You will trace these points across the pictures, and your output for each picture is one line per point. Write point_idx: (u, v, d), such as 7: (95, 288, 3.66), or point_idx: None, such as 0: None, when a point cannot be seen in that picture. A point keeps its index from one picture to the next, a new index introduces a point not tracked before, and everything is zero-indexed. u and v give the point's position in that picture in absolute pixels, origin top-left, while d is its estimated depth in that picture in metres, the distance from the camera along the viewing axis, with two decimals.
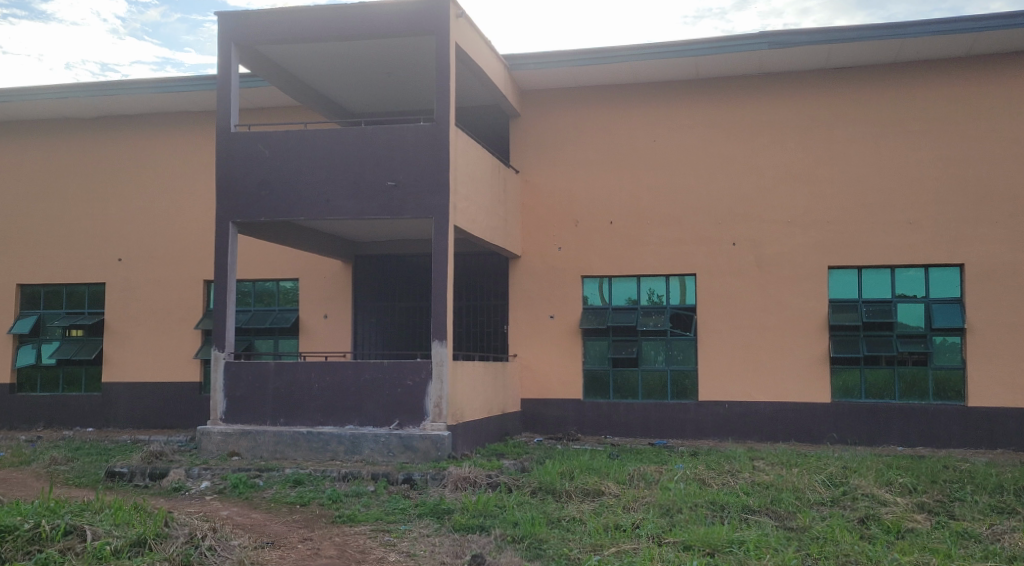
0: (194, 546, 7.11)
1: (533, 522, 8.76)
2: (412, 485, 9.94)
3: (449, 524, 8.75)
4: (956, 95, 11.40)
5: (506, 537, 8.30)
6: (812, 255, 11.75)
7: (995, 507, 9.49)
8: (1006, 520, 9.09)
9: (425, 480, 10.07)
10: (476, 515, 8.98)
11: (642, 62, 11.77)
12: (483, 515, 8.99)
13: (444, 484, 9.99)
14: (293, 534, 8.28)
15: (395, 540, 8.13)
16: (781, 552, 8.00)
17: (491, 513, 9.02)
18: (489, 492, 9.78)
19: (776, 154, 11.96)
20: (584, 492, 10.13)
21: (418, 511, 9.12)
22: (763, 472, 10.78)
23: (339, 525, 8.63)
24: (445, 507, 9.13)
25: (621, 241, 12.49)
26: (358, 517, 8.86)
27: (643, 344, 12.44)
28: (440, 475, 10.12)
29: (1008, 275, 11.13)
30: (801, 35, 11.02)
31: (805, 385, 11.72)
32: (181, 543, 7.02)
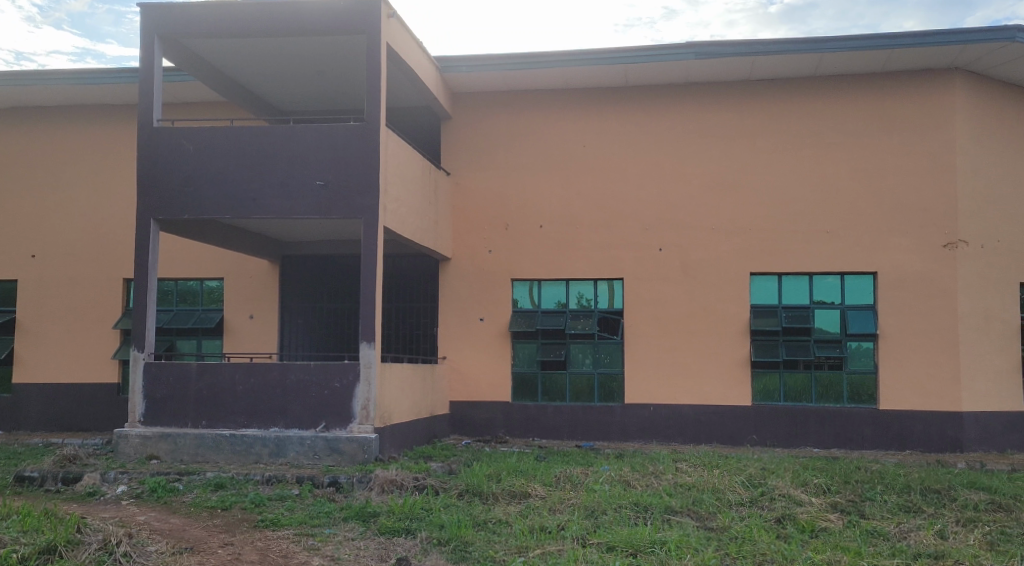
0: (107, 553, 7.02)
1: (459, 525, 8.76)
2: (338, 488, 9.85)
3: (374, 527, 8.69)
4: (873, 108, 11.78)
5: (432, 540, 8.29)
6: (735, 261, 12.03)
7: (903, 507, 9.88)
8: (913, 519, 9.47)
9: (351, 483, 10.00)
10: (402, 518, 8.94)
11: (573, 68, 11.89)
12: (409, 518, 8.96)
13: (371, 487, 9.93)
14: (213, 539, 8.11)
15: (318, 544, 8.04)
16: (701, 552, 8.16)
17: (417, 516, 8.99)
18: (415, 495, 9.74)
19: (701, 162, 12.22)
20: (512, 494, 10.19)
21: (343, 514, 9.03)
22: (686, 473, 11.00)
23: (262, 530, 8.49)
24: (370, 509, 9.07)
25: (551, 245, 12.58)
26: (281, 521, 8.72)
27: (572, 347, 12.55)
28: (367, 478, 10.05)
29: (920, 284, 11.54)
30: (725, 47, 11.29)
31: (726, 388, 12.01)
32: (93, 549, 6.95)
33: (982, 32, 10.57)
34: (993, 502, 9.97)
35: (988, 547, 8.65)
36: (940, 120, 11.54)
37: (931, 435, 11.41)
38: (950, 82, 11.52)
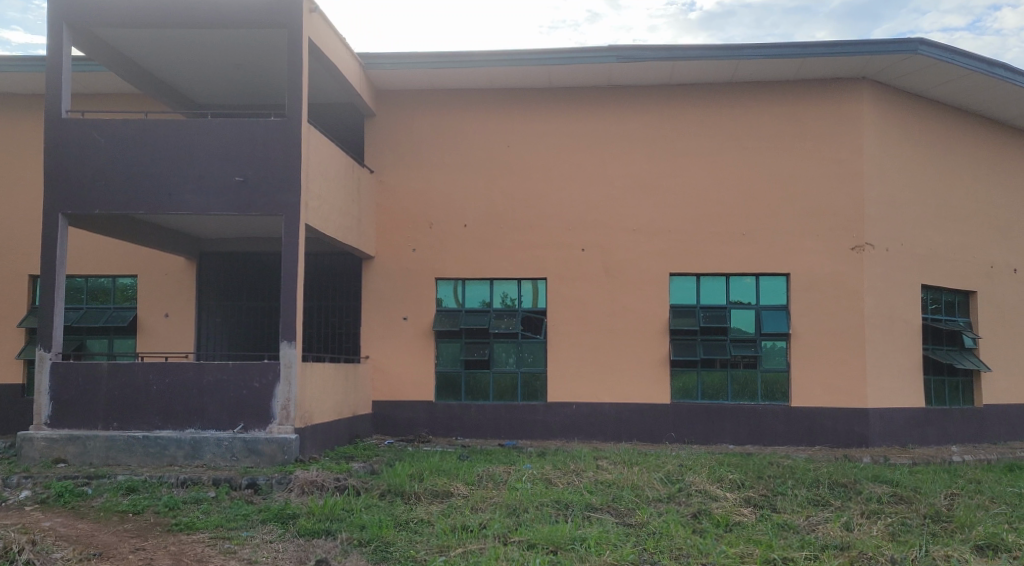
0: (8, 561, 6.86)
1: (379, 526, 8.70)
2: (255, 490, 9.67)
3: (293, 528, 8.56)
4: (787, 114, 12.14)
5: (353, 541, 8.22)
6: (655, 262, 12.25)
7: (812, 500, 10.22)
8: (821, 512, 9.81)
9: (270, 484, 9.83)
10: (321, 520, 8.82)
11: (497, 68, 11.92)
12: (329, 519, 8.84)
13: (290, 489, 9.78)
14: (124, 544, 7.86)
15: (233, 547, 7.88)
16: (620, 548, 8.29)
17: (337, 517, 8.88)
18: (336, 496, 9.62)
19: (623, 164, 12.40)
20: (434, 494, 10.16)
21: (261, 516, 8.86)
22: (606, 470, 11.16)
23: (175, 534, 8.26)
24: (288, 511, 8.93)
25: (475, 244, 12.60)
26: (196, 524, 8.50)
27: (495, 346, 12.58)
28: (286, 478, 9.90)
29: (829, 285, 11.89)
30: (646, 52, 11.48)
31: (646, 387, 12.22)
32: None
33: (887, 44, 10.99)
34: (895, 494, 10.42)
35: (889, 537, 9.03)
36: (849, 127, 11.95)
37: (839, 430, 11.78)
38: (859, 90, 11.94)
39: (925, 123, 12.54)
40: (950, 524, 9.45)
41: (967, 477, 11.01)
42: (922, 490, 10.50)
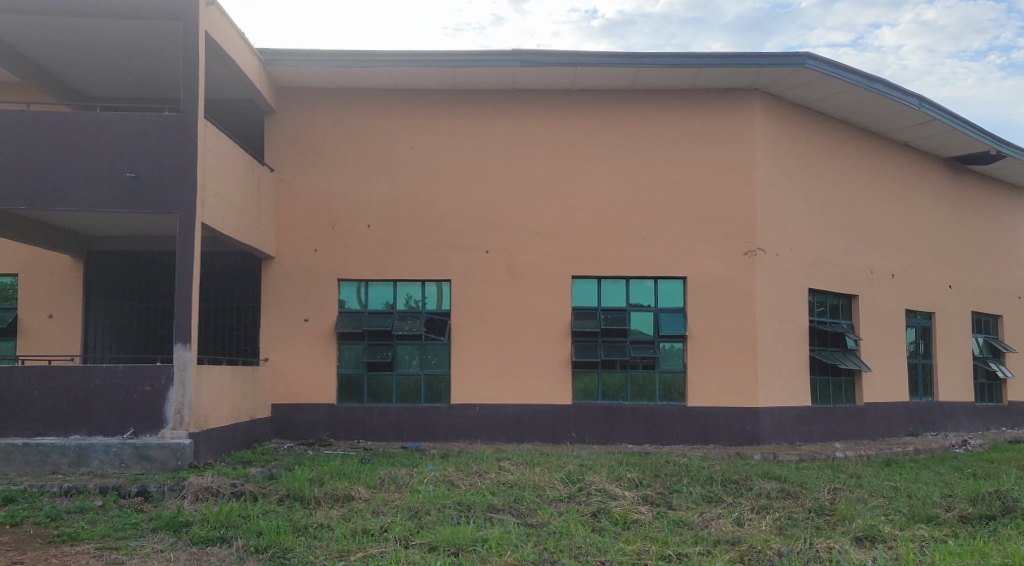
0: None
1: (277, 531, 8.51)
2: (146, 498, 9.30)
3: (186, 537, 8.29)
4: (683, 122, 12.48)
5: (249, 548, 8.01)
6: (557, 265, 12.40)
7: (706, 497, 10.53)
8: (714, 508, 10.11)
9: (161, 491, 9.47)
10: (216, 527, 8.56)
11: (401, 69, 11.85)
12: (225, 526, 8.59)
13: (183, 495, 9.45)
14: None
15: (120, 557, 7.57)
16: (521, 548, 8.32)
17: (233, 524, 8.63)
18: (232, 502, 9.35)
19: (526, 167, 12.52)
20: (334, 498, 10.01)
21: (151, 525, 8.54)
22: (509, 471, 11.21)
23: (57, 546, 7.86)
24: (181, 519, 8.63)
25: (378, 246, 12.49)
26: (80, 535, 8.11)
27: (398, 348, 12.52)
28: (179, 485, 9.56)
29: (724, 288, 12.28)
30: (549, 57, 11.61)
31: (547, 388, 12.35)
32: None
33: (777, 57, 11.42)
34: (783, 490, 10.83)
35: (777, 531, 9.38)
36: (742, 135, 12.36)
37: (732, 429, 12.17)
38: (752, 101, 12.36)
39: (813, 134, 13.11)
40: (833, 517, 9.89)
41: (849, 472, 11.55)
42: (808, 485, 10.96)
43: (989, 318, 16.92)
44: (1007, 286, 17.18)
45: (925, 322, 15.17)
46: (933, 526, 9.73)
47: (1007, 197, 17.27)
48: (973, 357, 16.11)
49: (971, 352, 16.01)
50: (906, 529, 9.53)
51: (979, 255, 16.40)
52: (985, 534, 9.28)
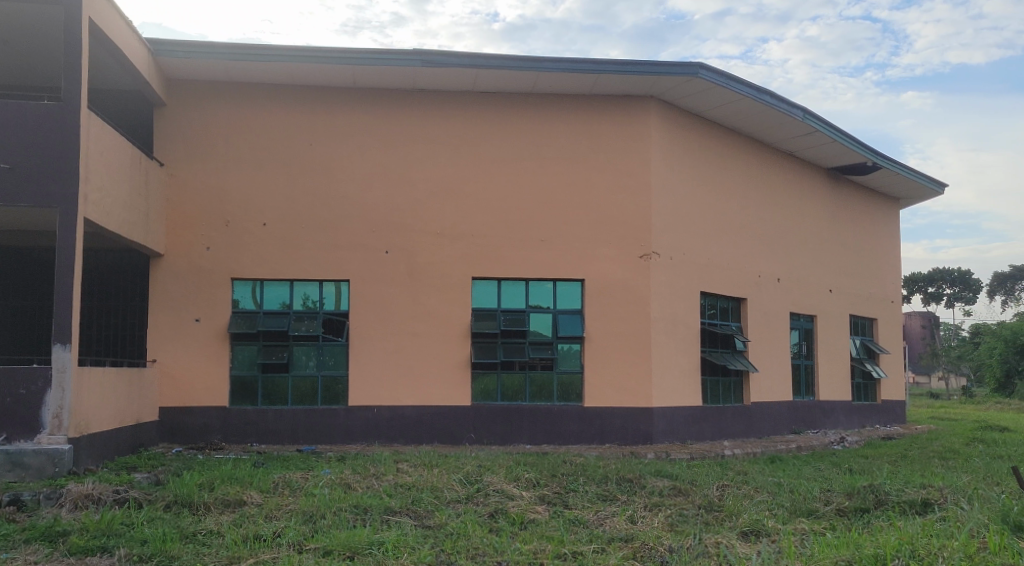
0: None
1: (163, 539, 8.18)
2: (19, 507, 8.73)
3: (63, 547, 7.85)
4: (582, 127, 12.69)
5: (131, 557, 7.66)
6: (457, 266, 12.41)
7: (601, 495, 10.69)
8: (609, 506, 10.27)
9: (36, 500, 8.90)
10: (96, 536, 8.16)
11: (299, 65, 11.62)
12: (106, 534, 8.19)
13: (60, 504, 8.93)
14: None
15: None
16: (416, 550, 8.26)
17: (115, 532, 8.24)
18: (114, 510, 8.88)
19: (427, 168, 12.49)
20: (224, 503, 9.69)
21: (24, 536, 8.06)
22: (406, 473, 11.12)
23: None
24: (59, 528, 8.19)
25: (274, 245, 12.25)
26: None
27: (295, 349, 12.28)
28: (56, 493, 9.02)
29: (621, 291, 12.53)
30: (450, 58, 11.60)
31: (446, 389, 12.34)
32: None
33: (672, 66, 11.72)
34: (675, 488, 11.11)
35: (669, 527, 9.59)
36: (639, 141, 12.64)
37: (626, 428, 12.41)
38: (648, 108, 12.66)
39: (707, 142, 13.56)
40: (721, 513, 10.20)
41: (737, 469, 11.95)
42: (698, 483, 11.29)
43: (866, 321, 17.89)
44: (883, 291, 18.23)
45: (807, 324, 15.85)
46: (813, 519, 10.16)
47: (884, 208, 18.34)
48: (852, 358, 17.00)
49: (850, 354, 16.88)
50: (787, 523, 9.91)
51: (858, 262, 17.33)
52: (860, 526, 9.75)
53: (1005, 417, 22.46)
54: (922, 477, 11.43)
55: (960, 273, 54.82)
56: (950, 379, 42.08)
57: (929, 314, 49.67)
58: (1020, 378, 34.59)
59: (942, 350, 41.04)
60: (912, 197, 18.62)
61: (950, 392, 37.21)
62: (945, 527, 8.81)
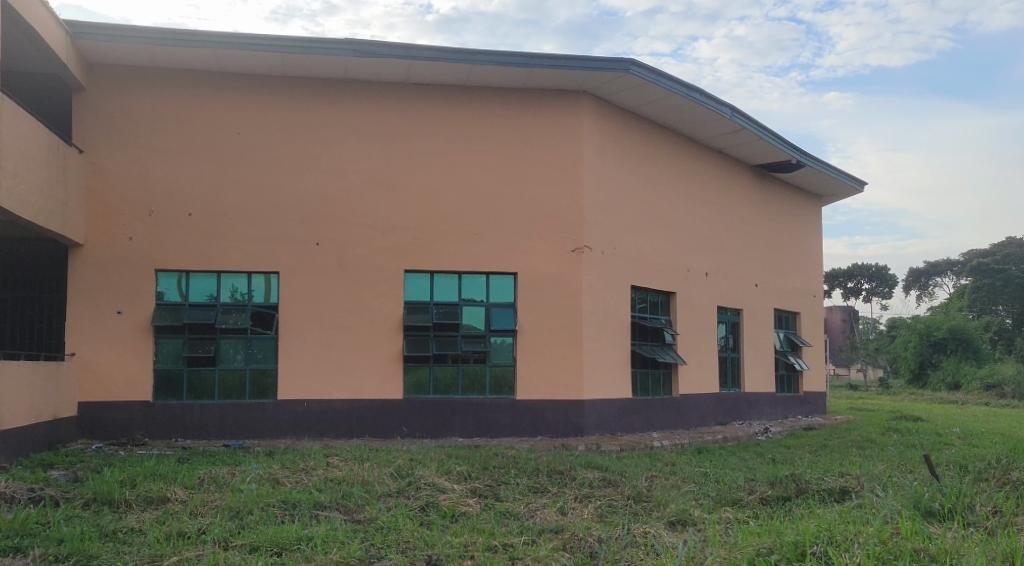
0: None
1: (81, 538, 7.93)
2: None
3: None
4: (515, 121, 12.72)
5: (47, 557, 7.39)
6: (389, 259, 12.32)
7: (532, 488, 10.72)
8: (540, 499, 10.31)
9: None
10: (9, 536, 7.84)
11: (226, 52, 11.32)
12: (19, 535, 7.88)
13: None
14: None
15: None
16: (346, 545, 8.16)
17: (29, 531, 7.95)
18: (29, 509, 8.55)
19: (358, 159, 12.37)
20: (147, 501, 9.42)
21: None
22: (336, 468, 10.97)
23: None
24: None
25: (200, 235, 11.98)
26: None
27: (222, 342, 12.05)
28: None
29: (553, 284, 12.61)
30: (382, 48, 11.45)
31: (377, 382, 12.24)
32: None
33: (604, 62, 11.80)
34: (605, 479, 11.21)
35: (598, 518, 9.66)
36: (572, 136, 12.73)
37: (558, 421, 12.50)
38: (581, 103, 12.76)
39: (638, 138, 13.75)
40: (649, 504, 10.33)
41: (665, 460, 12.15)
42: (628, 474, 11.43)
43: (790, 315, 18.41)
44: (807, 286, 18.80)
45: (733, 318, 16.18)
46: (737, 508, 10.39)
47: (807, 205, 18.91)
48: (776, 351, 17.48)
49: (775, 347, 17.36)
50: (713, 512, 10.11)
51: (784, 257, 17.83)
52: (781, 514, 10.00)
53: (912, 407, 23.47)
54: (841, 466, 11.80)
55: (878, 269, 57.10)
56: (869, 371, 43.79)
57: (846, 309, 51.53)
58: (933, 370, 36.11)
59: (862, 343, 42.61)
60: (834, 195, 19.24)
61: (868, 384, 38.72)
62: (861, 513, 9.08)
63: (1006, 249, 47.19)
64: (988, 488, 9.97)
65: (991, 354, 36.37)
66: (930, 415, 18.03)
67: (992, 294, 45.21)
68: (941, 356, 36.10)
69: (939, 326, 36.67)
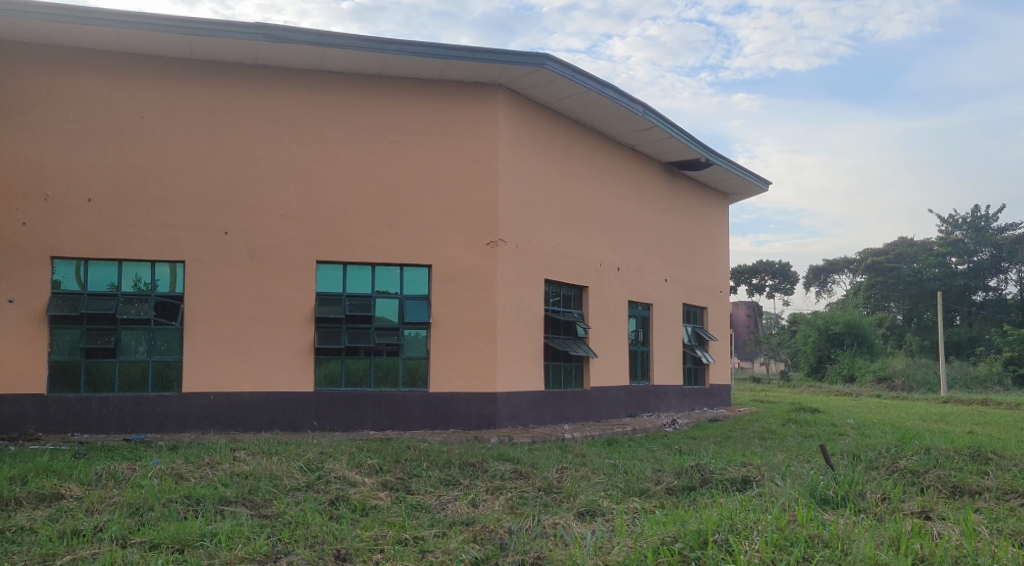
0: None
1: None
2: None
3: None
4: (430, 112, 12.66)
5: None
6: (300, 249, 12.12)
7: (444, 480, 10.65)
8: (452, 491, 10.22)
9: None
10: None
11: (129, 31, 10.88)
12: None
13: None
14: None
15: None
16: (252, 541, 7.97)
17: None
18: None
19: (269, 147, 12.13)
20: (38, 498, 9.02)
21: None
22: (243, 461, 10.65)
23: None
24: None
25: (100, 222, 11.55)
26: None
27: (123, 333, 11.64)
28: None
29: (468, 277, 12.63)
30: (295, 34, 11.17)
31: (286, 374, 12.01)
32: None
33: (520, 56, 11.82)
34: (516, 471, 11.22)
35: (509, 510, 9.63)
36: (487, 130, 12.77)
37: (470, 414, 12.50)
38: (496, 96, 12.80)
39: (553, 133, 13.89)
40: (559, 495, 10.40)
41: (576, 452, 12.29)
42: (539, 465, 11.49)
43: (698, 310, 18.93)
44: (714, 281, 19.37)
45: (643, 312, 16.50)
46: (644, 498, 10.56)
47: (716, 202, 19.47)
48: (685, 344, 17.95)
49: (683, 340, 17.81)
50: (621, 502, 10.24)
51: (694, 253, 18.34)
52: (686, 503, 10.22)
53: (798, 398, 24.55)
54: (743, 456, 12.19)
55: (781, 266, 59.10)
56: (771, 365, 45.50)
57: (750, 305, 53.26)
58: (831, 363, 37.72)
59: (765, 337, 44.25)
60: (741, 194, 19.87)
61: (770, 376, 40.15)
62: (761, 502, 9.26)
63: (896, 248, 48.97)
64: (879, 476, 10.44)
65: (884, 349, 38.49)
66: (822, 406, 18.93)
67: (886, 290, 47.51)
68: (839, 350, 37.73)
69: (836, 320, 38.20)
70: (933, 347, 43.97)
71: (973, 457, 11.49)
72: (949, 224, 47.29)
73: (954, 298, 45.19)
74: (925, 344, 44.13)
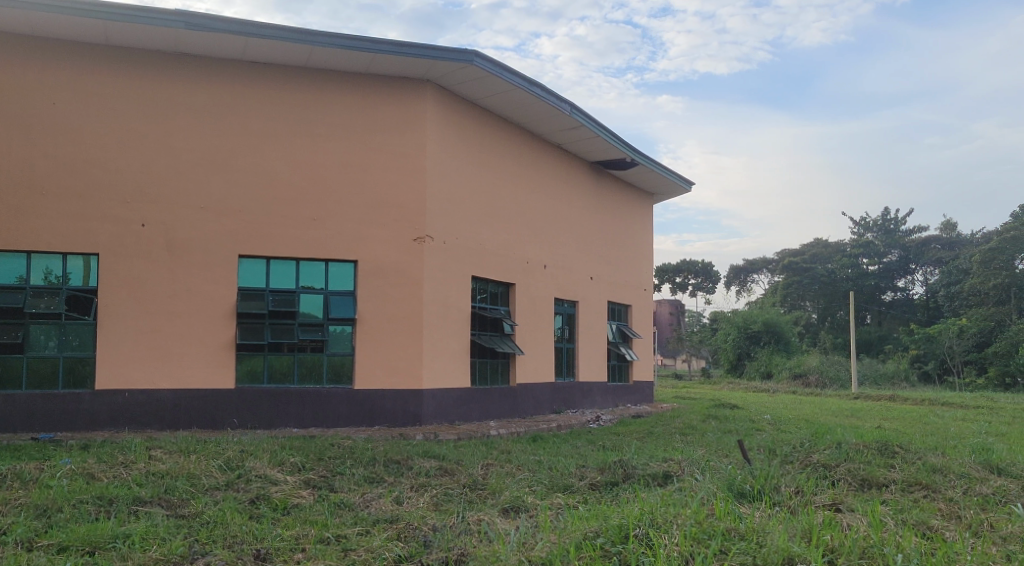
0: None
1: None
2: None
3: None
4: (357, 106, 12.53)
5: None
6: (221, 242, 11.86)
7: (368, 478, 10.53)
8: (377, 488, 10.09)
9: None
10: None
11: (40, 14, 10.45)
12: None
13: None
14: None
15: None
16: (168, 541, 7.74)
17: None
18: None
19: (189, 137, 11.82)
20: None
21: None
22: (159, 460, 10.32)
23: None
24: None
25: (7, 212, 11.08)
26: None
27: (31, 328, 11.24)
28: None
29: (394, 273, 12.56)
30: (217, 22, 10.89)
31: (205, 371, 11.71)
32: None
33: (449, 52, 11.80)
34: (442, 467, 11.17)
35: (433, 507, 9.55)
36: (415, 126, 12.72)
37: (395, 410, 12.42)
38: (424, 92, 12.76)
39: (480, 130, 13.93)
40: (484, 491, 10.38)
41: (502, 448, 12.33)
42: (465, 462, 11.47)
43: (623, 307, 19.23)
44: (639, 280, 19.72)
45: (570, 309, 16.68)
46: (567, 493, 10.63)
47: (641, 202, 19.82)
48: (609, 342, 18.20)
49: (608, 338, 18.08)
50: (545, 498, 10.31)
51: (619, 252, 18.64)
52: (609, 498, 10.34)
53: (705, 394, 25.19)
54: (665, 452, 12.42)
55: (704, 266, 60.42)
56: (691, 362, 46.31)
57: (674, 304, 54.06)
58: (750, 360, 38.72)
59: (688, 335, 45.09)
60: (665, 194, 20.28)
61: (690, 374, 40.81)
62: (682, 496, 9.36)
63: (813, 248, 49.78)
64: (792, 469, 10.77)
65: (801, 347, 39.72)
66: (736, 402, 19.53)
67: (800, 289, 48.14)
68: (758, 347, 38.78)
69: (756, 318, 39.44)
70: (843, 345, 45.52)
71: (879, 451, 11.98)
72: (860, 226, 49.15)
73: (863, 299, 47.18)
74: (837, 342, 45.59)
